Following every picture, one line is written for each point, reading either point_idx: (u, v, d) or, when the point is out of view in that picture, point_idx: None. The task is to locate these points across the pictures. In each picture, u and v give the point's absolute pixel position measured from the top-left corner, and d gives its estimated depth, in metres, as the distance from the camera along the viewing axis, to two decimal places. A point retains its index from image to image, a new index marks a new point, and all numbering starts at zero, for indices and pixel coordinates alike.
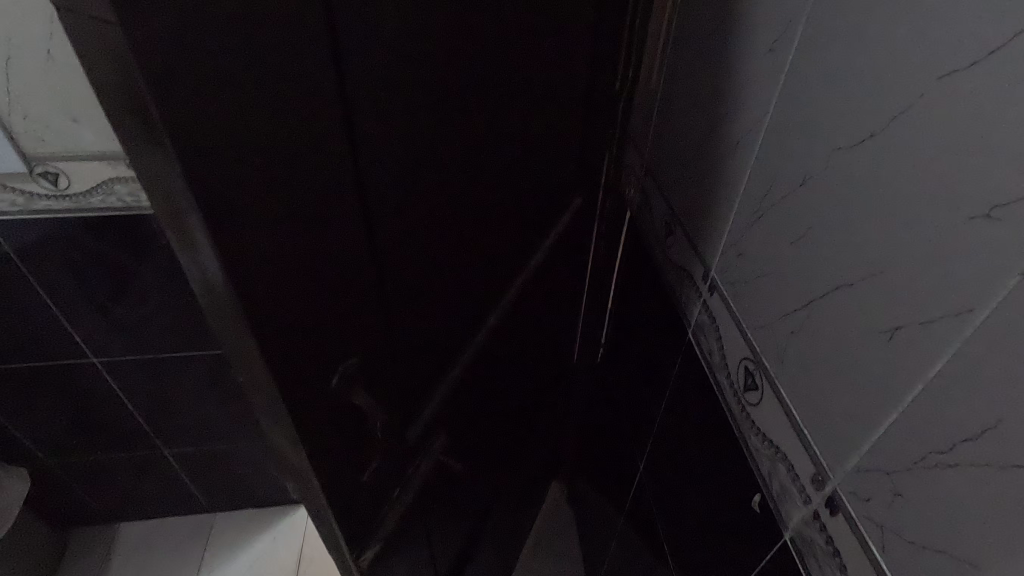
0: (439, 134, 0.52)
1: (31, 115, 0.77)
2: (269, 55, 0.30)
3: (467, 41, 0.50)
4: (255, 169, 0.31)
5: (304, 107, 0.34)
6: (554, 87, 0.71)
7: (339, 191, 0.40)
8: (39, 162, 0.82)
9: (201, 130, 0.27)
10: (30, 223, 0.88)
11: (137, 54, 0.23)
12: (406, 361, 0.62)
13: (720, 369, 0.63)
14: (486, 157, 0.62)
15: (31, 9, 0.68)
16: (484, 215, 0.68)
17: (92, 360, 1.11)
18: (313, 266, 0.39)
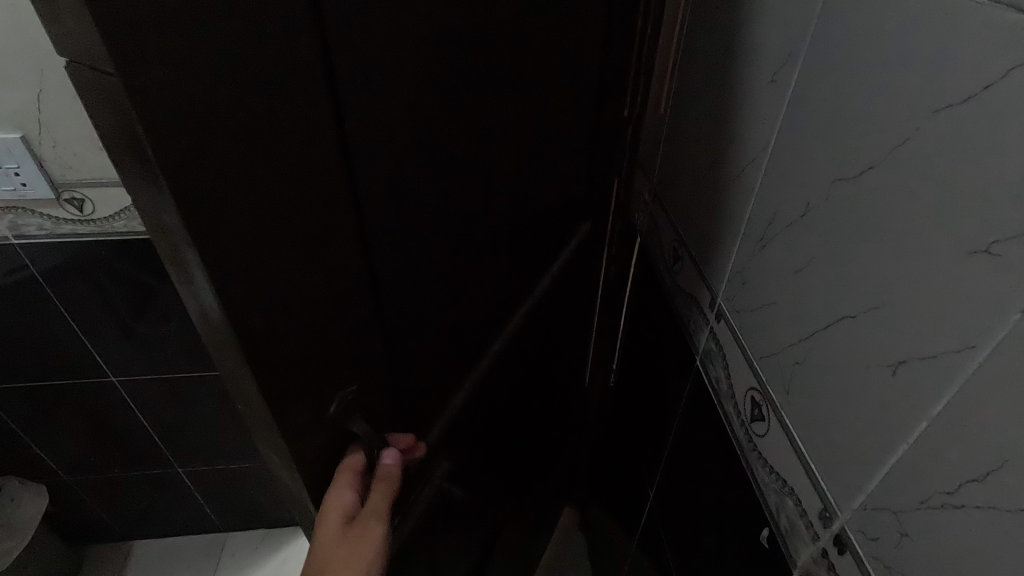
0: (441, 164, 0.53)
1: (60, 144, 0.80)
2: (270, 95, 0.31)
3: (470, 75, 0.52)
4: (255, 202, 0.33)
5: (303, 143, 0.35)
6: (560, 115, 0.72)
7: (339, 222, 0.41)
8: (66, 189, 0.85)
9: (199, 168, 0.29)
10: (55, 246, 0.91)
11: (136, 98, 0.25)
12: (409, 387, 0.63)
13: (727, 398, 0.62)
14: (491, 186, 0.64)
15: None
16: (489, 243, 0.69)
17: (112, 378, 1.13)
18: (310, 294, 0.40)
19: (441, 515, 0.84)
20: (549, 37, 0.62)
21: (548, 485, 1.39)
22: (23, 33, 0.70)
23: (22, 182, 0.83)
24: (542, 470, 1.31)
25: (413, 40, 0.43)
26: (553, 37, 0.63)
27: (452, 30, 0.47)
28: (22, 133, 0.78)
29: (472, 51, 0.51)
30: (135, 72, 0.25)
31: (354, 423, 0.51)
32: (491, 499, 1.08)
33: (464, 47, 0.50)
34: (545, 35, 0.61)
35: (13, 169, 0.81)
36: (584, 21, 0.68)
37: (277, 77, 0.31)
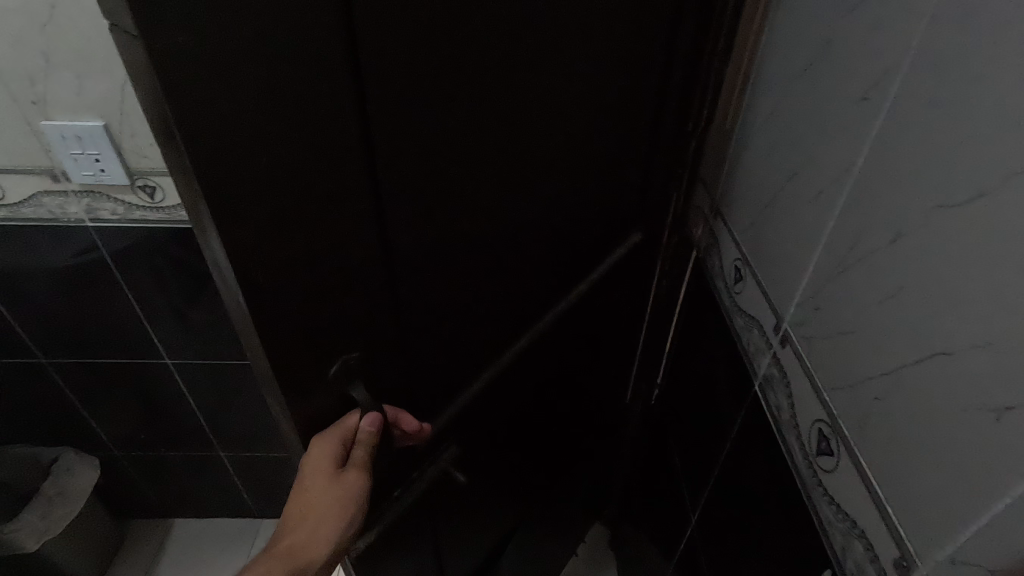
0: (461, 151, 0.59)
1: (138, 133, 0.83)
2: (276, 74, 0.40)
3: (499, 69, 0.57)
4: (260, 163, 0.43)
5: (309, 122, 0.44)
6: (610, 120, 0.73)
7: (345, 186, 0.50)
8: (140, 176, 0.87)
9: (211, 134, 0.39)
10: (126, 230, 0.94)
11: (161, 75, 0.35)
12: (413, 359, 0.71)
13: (789, 428, 0.59)
14: (519, 180, 0.68)
15: None
16: (515, 235, 0.73)
17: (166, 360, 1.18)
18: (309, 245, 0.50)
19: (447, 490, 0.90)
20: (600, 40, 0.63)
21: (575, 494, 1.38)
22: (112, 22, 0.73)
23: (100, 168, 0.85)
24: (573, 480, 1.30)
25: (431, 31, 0.50)
26: (606, 40, 0.64)
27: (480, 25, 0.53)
28: (104, 121, 0.81)
29: (502, 45, 0.55)
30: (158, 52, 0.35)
31: (351, 387, 0.63)
32: (510, 492, 1.10)
33: (494, 42, 0.55)
34: (596, 38, 0.62)
35: (94, 155, 0.84)
36: (643, 28, 0.68)
37: (283, 62, 0.40)
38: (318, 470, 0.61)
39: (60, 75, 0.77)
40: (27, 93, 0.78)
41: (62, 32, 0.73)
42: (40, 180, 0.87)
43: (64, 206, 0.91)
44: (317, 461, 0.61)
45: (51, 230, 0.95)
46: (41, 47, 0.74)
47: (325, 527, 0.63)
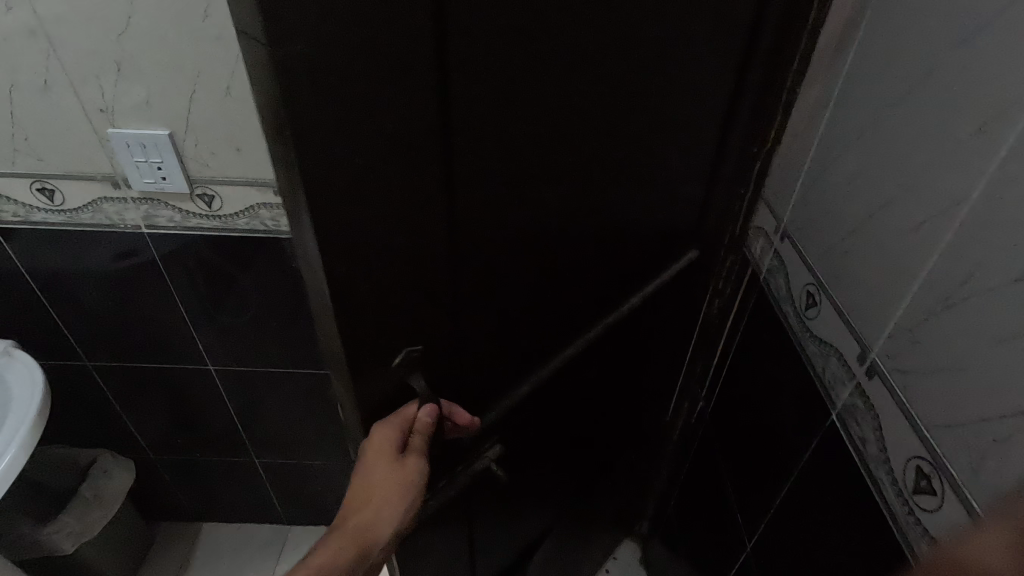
0: (539, 157, 0.57)
1: (201, 142, 0.82)
2: (381, 76, 0.40)
3: (584, 71, 0.54)
4: (358, 164, 0.43)
5: (403, 125, 0.43)
6: (680, 136, 0.72)
7: (428, 193, 0.49)
8: (200, 185, 0.87)
9: (317, 135, 0.39)
10: (181, 237, 0.94)
11: (279, 75, 0.36)
12: (472, 365, 0.70)
13: (877, 461, 0.59)
14: (591, 188, 0.66)
15: (224, 50, 0.74)
16: (582, 246, 0.72)
17: (209, 366, 1.18)
18: (391, 249, 0.49)
19: (488, 493, 0.91)
20: (681, 53, 0.63)
21: (609, 507, 1.37)
22: (185, 33, 0.73)
23: (162, 176, 0.85)
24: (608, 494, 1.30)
25: (525, 32, 0.47)
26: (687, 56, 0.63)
27: (571, 27, 0.50)
28: (169, 130, 0.81)
29: (591, 49, 0.53)
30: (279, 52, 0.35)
31: (410, 376, 0.61)
32: (548, 500, 1.10)
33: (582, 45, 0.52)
34: (677, 52, 0.62)
35: (156, 163, 0.84)
36: (722, 46, 0.67)
37: (387, 63, 0.40)
38: (380, 459, 0.61)
39: (129, 84, 0.77)
40: (97, 101, 0.79)
41: (136, 41, 0.73)
42: (100, 186, 0.88)
43: (122, 212, 0.91)
44: (377, 450, 0.61)
45: (106, 236, 0.95)
46: (114, 56, 0.74)
47: (385, 513, 0.63)
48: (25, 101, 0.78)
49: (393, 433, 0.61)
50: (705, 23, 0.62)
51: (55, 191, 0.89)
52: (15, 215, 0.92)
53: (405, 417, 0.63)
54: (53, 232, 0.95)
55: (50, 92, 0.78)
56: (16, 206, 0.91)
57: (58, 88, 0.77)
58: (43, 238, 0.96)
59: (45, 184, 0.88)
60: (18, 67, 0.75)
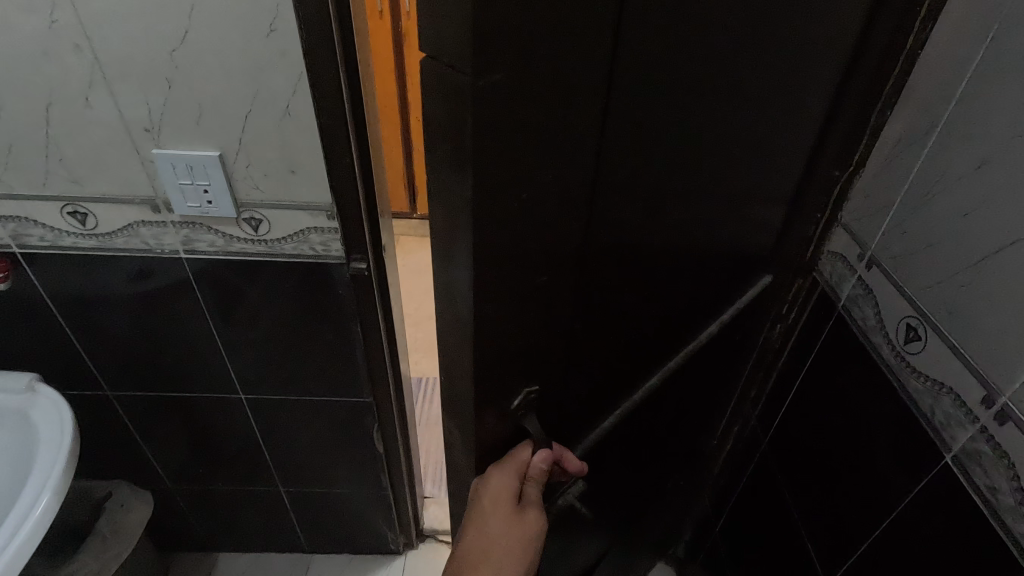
0: (635, 163, 0.59)
1: (254, 164, 0.77)
2: (545, 88, 0.44)
3: (684, 77, 0.56)
4: (513, 173, 0.46)
5: (554, 128, 0.47)
6: (760, 149, 0.71)
7: (552, 199, 0.52)
8: (247, 209, 0.82)
9: (488, 148, 0.43)
10: (223, 263, 0.88)
11: (480, 88, 0.39)
12: (552, 376, 0.70)
13: (1014, 512, 0.58)
14: (674, 195, 0.67)
15: (285, 67, 0.69)
16: (659, 253, 0.72)
17: (240, 396, 1.12)
18: (527, 247, 0.53)
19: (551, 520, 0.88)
20: (769, 61, 0.63)
21: (649, 530, 1.33)
22: (245, 49, 0.67)
23: (208, 199, 0.80)
24: (650, 515, 1.29)
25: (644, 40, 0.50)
26: (774, 64, 0.63)
27: (678, 29, 0.52)
28: (220, 151, 0.76)
29: (688, 49, 0.54)
30: (480, 73, 0.39)
31: (526, 418, 0.69)
32: (596, 522, 1.08)
33: (683, 47, 0.54)
34: (766, 60, 0.62)
35: (203, 186, 0.78)
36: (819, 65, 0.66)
37: (547, 80, 0.43)
38: (500, 506, 0.67)
39: (181, 103, 0.71)
40: (142, 120, 0.73)
41: (191, 57, 0.68)
42: (138, 210, 0.82)
43: (160, 237, 0.85)
44: (497, 499, 0.67)
45: (140, 261, 0.89)
46: (166, 72, 0.69)
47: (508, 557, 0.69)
48: (64, 120, 0.73)
49: (510, 478, 0.68)
50: (795, 33, 0.62)
51: (88, 215, 0.82)
52: (42, 239, 0.86)
53: (521, 461, 0.69)
54: (83, 257, 0.88)
55: (92, 109, 0.72)
56: (44, 229, 0.84)
57: (101, 106, 0.71)
58: (70, 265, 0.89)
59: (77, 207, 0.81)
60: (59, 83, 0.69)
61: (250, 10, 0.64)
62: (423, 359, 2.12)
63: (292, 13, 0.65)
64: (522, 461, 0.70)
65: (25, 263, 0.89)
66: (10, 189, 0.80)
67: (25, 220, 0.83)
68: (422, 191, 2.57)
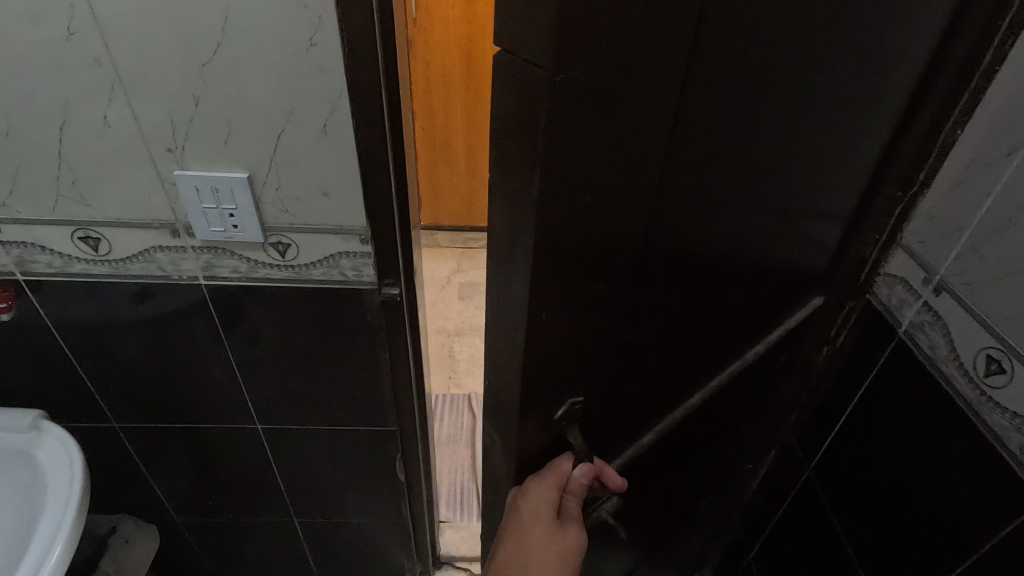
0: (706, 169, 0.56)
1: (284, 186, 0.71)
2: (626, 92, 0.41)
3: (765, 85, 0.53)
4: (595, 175, 0.45)
5: (629, 137, 0.44)
6: (824, 165, 0.68)
7: (628, 204, 0.49)
8: (274, 232, 0.76)
9: (569, 148, 0.42)
10: (245, 290, 0.82)
11: (557, 85, 0.38)
12: (601, 388, 0.68)
13: None
14: (740, 208, 0.64)
15: (324, 84, 0.64)
16: (717, 267, 0.69)
17: (256, 425, 1.05)
18: (587, 255, 0.50)
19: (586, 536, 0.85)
20: (845, 72, 0.59)
21: (676, 551, 1.29)
22: (282, 64, 0.62)
23: (233, 224, 0.74)
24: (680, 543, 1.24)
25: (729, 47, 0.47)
26: (851, 78, 0.60)
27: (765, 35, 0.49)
28: (249, 173, 0.70)
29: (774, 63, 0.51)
30: (560, 69, 0.37)
31: (569, 428, 0.66)
32: (625, 543, 1.04)
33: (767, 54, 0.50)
34: (844, 72, 0.59)
35: (229, 210, 0.73)
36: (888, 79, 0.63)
37: (635, 80, 0.41)
38: (538, 519, 0.64)
39: (210, 121, 0.66)
40: (164, 140, 0.67)
41: (223, 72, 0.62)
42: (156, 235, 0.76)
43: (178, 262, 0.79)
44: (535, 511, 0.64)
45: (156, 288, 0.82)
46: (194, 88, 0.63)
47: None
48: (80, 139, 0.67)
49: (550, 492, 0.64)
50: (872, 44, 0.59)
51: (101, 240, 0.76)
52: (49, 266, 0.79)
53: (563, 475, 0.66)
54: (93, 284, 0.82)
55: (112, 126, 0.66)
56: (52, 255, 0.78)
57: (122, 123, 0.66)
58: (78, 292, 0.83)
59: (89, 232, 0.75)
60: (78, 98, 0.64)
61: (292, 23, 0.59)
62: (432, 375, 2.06)
63: (336, 26, 0.60)
64: (563, 475, 0.66)
65: (30, 291, 0.82)
66: (17, 213, 0.73)
67: (31, 246, 0.77)
68: (437, 208, 2.57)
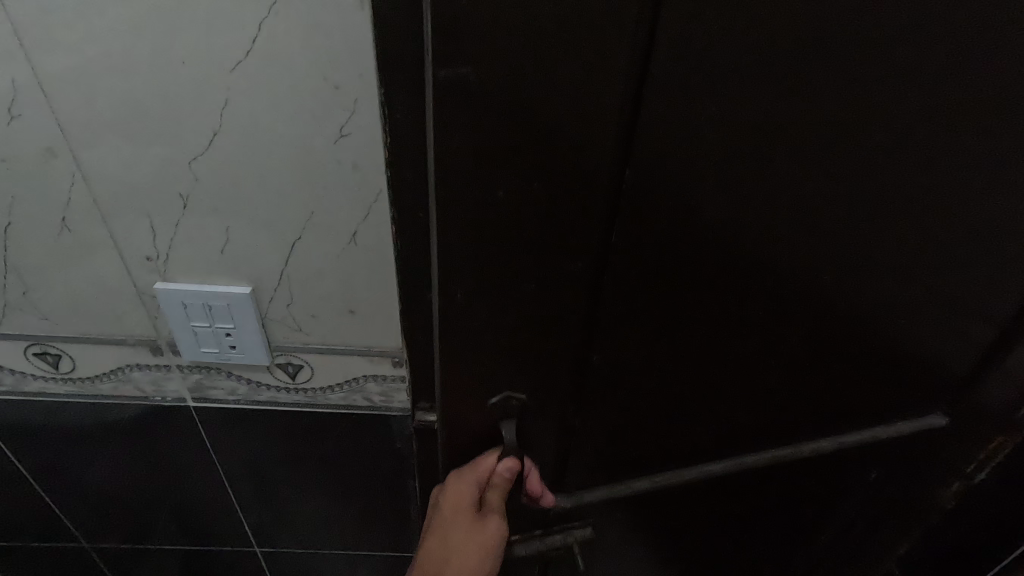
0: (757, 223, 0.43)
1: (298, 301, 0.55)
2: (551, 87, 0.33)
3: (870, 135, 0.40)
4: (527, 201, 0.37)
5: (561, 142, 0.35)
6: (962, 266, 0.52)
7: (595, 235, 0.40)
8: (284, 353, 0.59)
9: (482, 174, 0.36)
10: (245, 413, 0.65)
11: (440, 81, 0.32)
12: (595, 443, 0.60)
13: None
14: (815, 287, 0.50)
15: (358, 184, 0.47)
16: (774, 355, 0.56)
17: (253, 548, 0.88)
18: (518, 287, 0.42)
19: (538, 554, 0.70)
20: None
21: None
22: (302, 157, 0.45)
23: (230, 344, 0.57)
24: None
25: (787, 63, 0.35)
26: None
27: (879, 76, 0.37)
28: (252, 286, 0.53)
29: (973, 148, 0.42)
30: (443, 60, 0.31)
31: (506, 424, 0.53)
32: None
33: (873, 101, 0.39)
34: None
35: (225, 329, 0.56)
36: None
37: (566, 86, 0.33)
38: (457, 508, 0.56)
39: (205, 226, 0.49)
40: (142, 246, 0.51)
41: (219, 167, 0.46)
42: (132, 352, 0.59)
43: (159, 382, 0.62)
44: (453, 495, 0.56)
45: (132, 409, 0.66)
46: (181, 186, 0.47)
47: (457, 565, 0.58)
48: (31, 242, 0.51)
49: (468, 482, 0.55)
50: None
51: (61, 356, 0.60)
52: None
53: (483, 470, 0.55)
54: (54, 403, 0.65)
55: (72, 229, 0.50)
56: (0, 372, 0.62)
57: (86, 226, 0.50)
58: (35, 411, 0.66)
59: (47, 348, 0.59)
60: (25, 195, 0.48)
61: (316, 106, 0.43)
62: None
63: (377, 112, 0.43)
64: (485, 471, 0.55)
65: None
66: None
67: None
68: None
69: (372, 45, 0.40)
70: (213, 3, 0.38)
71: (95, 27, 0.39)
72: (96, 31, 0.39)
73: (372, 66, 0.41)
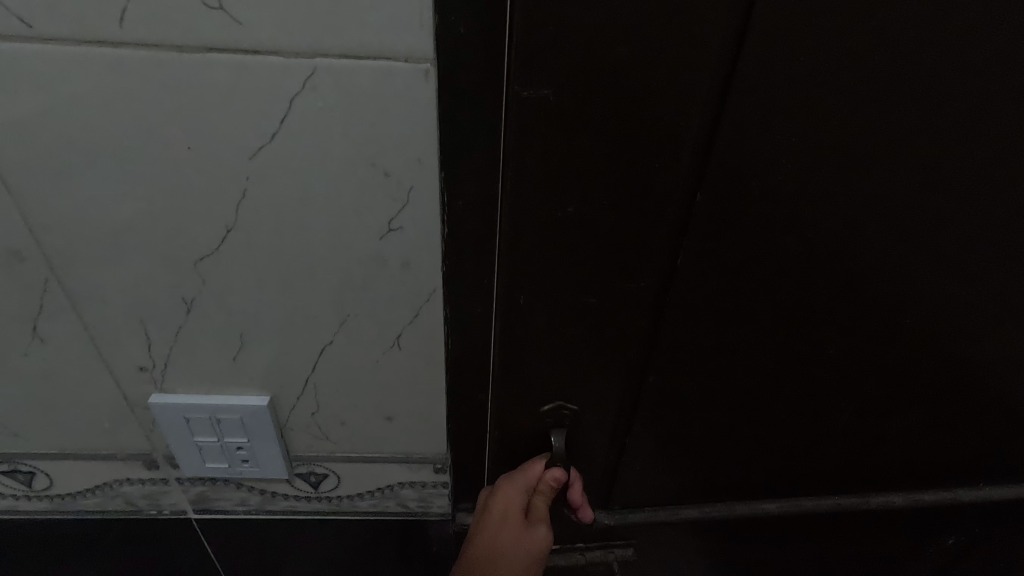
0: (856, 280, 0.38)
1: (327, 410, 0.45)
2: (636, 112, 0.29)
3: (996, 209, 0.35)
4: (572, 270, 0.35)
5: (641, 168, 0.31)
6: None
7: (649, 301, 0.38)
8: (306, 463, 0.50)
9: (548, 198, 0.32)
10: (256, 523, 0.56)
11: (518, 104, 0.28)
12: (638, 497, 0.57)
13: None
14: (899, 363, 0.45)
15: (405, 283, 0.38)
16: (847, 428, 0.51)
17: None
18: (580, 320, 0.38)
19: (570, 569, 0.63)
20: None
21: None
22: (337, 255, 0.36)
23: (242, 459, 0.48)
24: None
25: (896, 134, 0.31)
26: None
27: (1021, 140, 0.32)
28: (270, 396, 0.44)
29: None
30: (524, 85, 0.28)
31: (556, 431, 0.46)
32: None
33: (1005, 172, 0.33)
34: None
35: (236, 444, 0.46)
36: None
37: (616, 159, 0.31)
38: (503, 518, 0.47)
39: (211, 333, 0.40)
40: (134, 356, 0.41)
41: (232, 267, 0.36)
42: (122, 467, 0.49)
43: (155, 495, 0.53)
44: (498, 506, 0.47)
45: (121, 522, 0.56)
46: (184, 290, 0.38)
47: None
48: None
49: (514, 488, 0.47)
50: None
51: (35, 473, 0.50)
52: None
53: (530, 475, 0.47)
54: (27, 521, 0.55)
55: (44, 338, 0.40)
56: None
57: (61, 336, 0.40)
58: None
59: (17, 466, 0.49)
60: None
61: (357, 197, 0.34)
62: None
63: (436, 202, 0.34)
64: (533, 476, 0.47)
65: None
66: None
67: None
68: None
69: (436, 126, 0.31)
70: (229, 75, 0.29)
71: (70, 103, 0.30)
72: (75, 109, 0.30)
73: (433, 149, 0.32)
